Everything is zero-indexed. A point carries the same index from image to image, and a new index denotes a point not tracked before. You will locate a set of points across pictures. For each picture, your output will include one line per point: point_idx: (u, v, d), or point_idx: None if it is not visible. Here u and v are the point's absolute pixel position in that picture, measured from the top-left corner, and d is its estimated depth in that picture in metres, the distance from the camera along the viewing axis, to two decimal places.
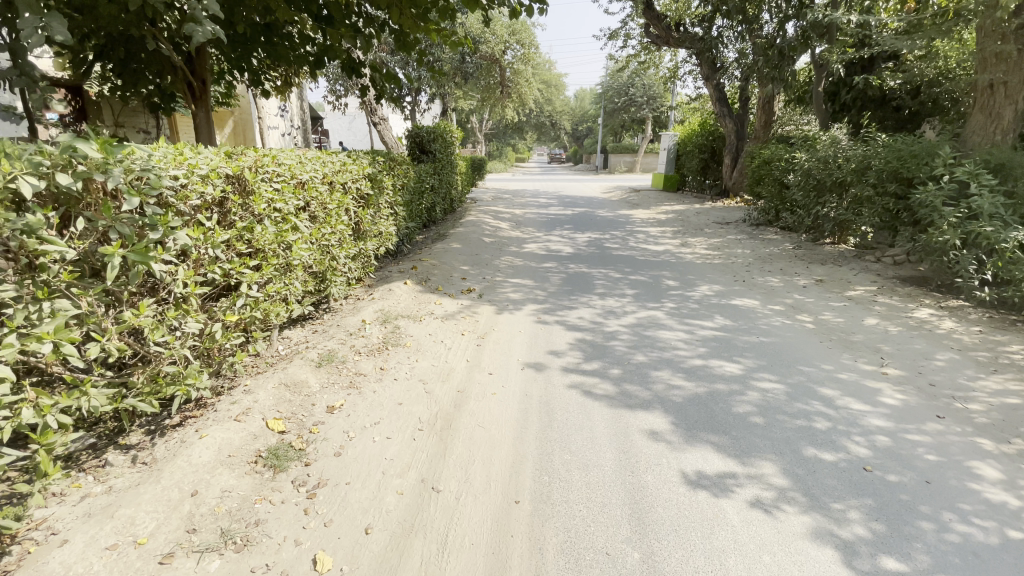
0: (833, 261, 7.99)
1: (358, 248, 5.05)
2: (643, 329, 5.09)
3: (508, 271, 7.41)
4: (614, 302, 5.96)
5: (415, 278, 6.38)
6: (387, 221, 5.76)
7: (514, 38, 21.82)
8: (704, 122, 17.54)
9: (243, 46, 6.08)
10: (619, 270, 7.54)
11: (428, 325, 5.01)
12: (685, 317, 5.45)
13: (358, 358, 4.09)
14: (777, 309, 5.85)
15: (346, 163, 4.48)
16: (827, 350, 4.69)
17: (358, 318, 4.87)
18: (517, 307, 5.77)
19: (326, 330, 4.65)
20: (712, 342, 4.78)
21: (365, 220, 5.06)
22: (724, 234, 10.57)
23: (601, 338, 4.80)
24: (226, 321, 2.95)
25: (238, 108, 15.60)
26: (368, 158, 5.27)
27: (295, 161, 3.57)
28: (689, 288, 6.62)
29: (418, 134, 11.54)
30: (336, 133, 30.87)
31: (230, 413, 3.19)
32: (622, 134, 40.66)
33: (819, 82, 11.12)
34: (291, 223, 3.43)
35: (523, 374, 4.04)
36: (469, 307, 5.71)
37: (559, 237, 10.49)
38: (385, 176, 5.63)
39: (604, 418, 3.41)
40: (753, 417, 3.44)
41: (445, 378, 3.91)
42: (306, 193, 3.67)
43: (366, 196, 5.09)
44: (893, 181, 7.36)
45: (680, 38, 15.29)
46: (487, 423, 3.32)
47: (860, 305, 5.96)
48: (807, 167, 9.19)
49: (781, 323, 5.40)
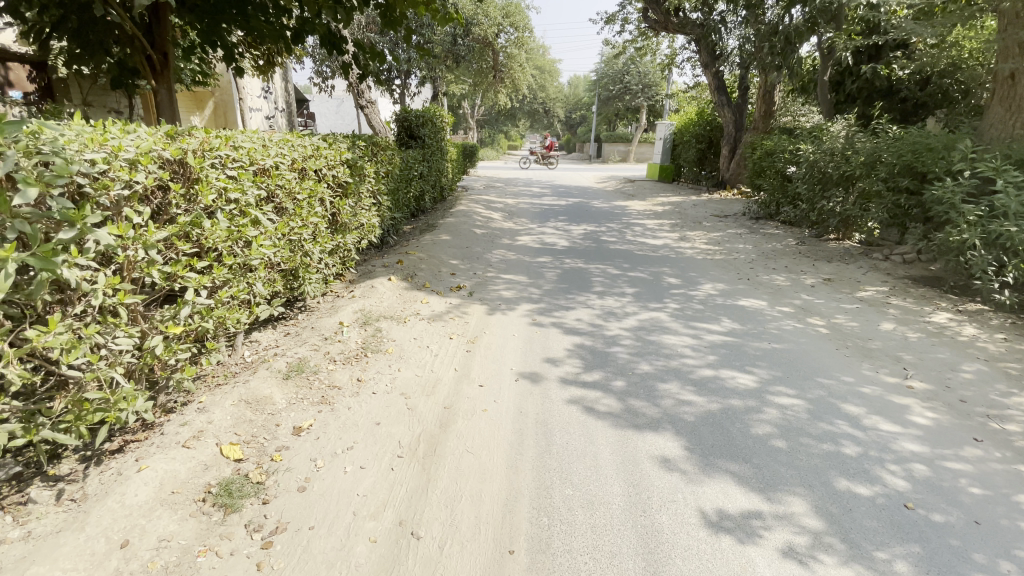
0: (840, 258, 7.67)
1: (335, 242, 4.58)
2: (646, 333, 4.71)
3: (500, 266, 6.98)
4: (614, 302, 5.56)
5: (400, 273, 5.93)
6: (369, 212, 5.28)
7: (508, 21, 21.21)
8: (701, 111, 17.10)
9: (212, 16, 5.47)
10: (617, 266, 7.14)
11: (413, 328, 4.57)
12: (690, 319, 5.07)
13: (332, 367, 3.67)
14: (787, 311, 5.50)
15: (320, 148, 3.99)
16: (844, 358, 4.34)
17: (335, 319, 4.43)
18: (510, 307, 5.36)
19: (299, 334, 4.21)
20: (721, 348, 4.41)
21: (344, 212, 4.58)
22: (724, 228, 10.20)
23: (601, 344, 4.41)
24: (168, 333, 2.50)
25: (218, 89, 14.86)
26: (347, 142, 4.77)
27: (256, 144, 3.09)
28: (691, 286, 6.24)
29: (407, 119, 11.01)
30: (322, 116, 29.98)
31: (178, 438, 2.76)
32: (616, 122, 40.08)
33: (825, 71, 10.60)
34: (249, 216, 2.96)
35: (516, 387, 3.63)
36: (457, 306, 5.27)
37: (553, 229, 10.05)
38: (366, 162, 5.13)
39: (609, 441, 3.01)
40: (774, 441, 3.08)
41: (429, 391, 3.50)
42: (270, 182, 3.19)
43: (344, 185, 4.60)
44: (905, 176, 7.02)
45: (679, 23, 14.78)
46: (476, 448, 2.92)
47: (873, 307, 5.63)
48: (813, 159, 8.81)
49: (793, 327, 5.04)
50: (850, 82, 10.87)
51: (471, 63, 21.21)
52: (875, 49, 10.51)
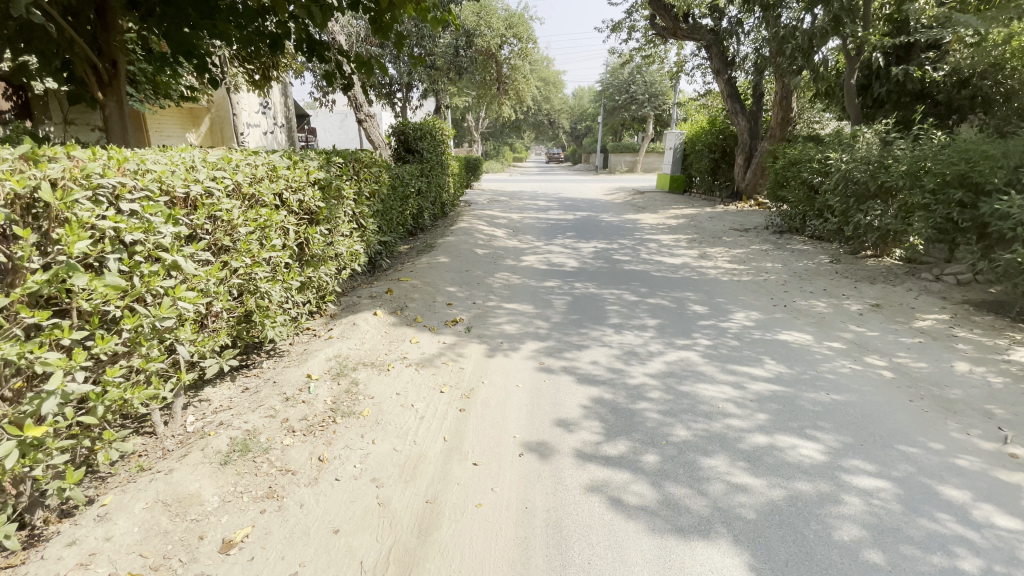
0: (883, 278, 6.86)
1: (304, 277, 3.88)
2: (677, 381, 3.92)
3: (503, 293, 6.23)
4: (633, 338, 4.78)
5: (388, 305, 5.20)
6: (349, 238, 4.55)
7: (511, 32, 20.75)
8: (713, 119, 16.31)
9: (170, 18, 4.82)
10: (633, 292, 6.36)
11: (397, 378, 3.81)
12: (727, 362, 4.28)
13: (290, 440, 2.96)
14: (837, 348, 4.70)
15: (279, 167, 3.29)
16: (923, 417, 3.54)
17: (302, 371, 3.70)
18: (513, 346, 4.59)
19: (257, 393, 3.51)
20: (772, 403, 3.63)
21: (314, 242, 3.87)
22: (747, 244, 9.40)
23: (625, 398, 3.63)
24: (25, 438, 1.80)
25: (214, 105, 14.45)
26: (319, 159, 4.05)
27: (174, 167, 2.39)
28: (721, 316, 5.45)
29: (404, 132, 10.49)
30: (326, 132, 29.59)
31: (57, 568, 2.05)
32: (622, 132, 39.57)
33: (852, 74, 9.74)
34: (161, 261, 2.25)
35: (520, 466, 2.86)
36: (452, 347, 4.50)
37: (561, 247, 9.30)
38: (344, 182, 4.40)
39: (646, 560, 2.23)
40: (868, 553, 2.31)
41: (408, 475, 2.75)
42: (196, 214, 2.49)
43: (314, 210, 3.89)
44: (958, 187, 6.19)
45: (688, 29, 14.11)
46: (463, 572, 2.17)
47: (938, 342, 4.80)
48: (846, 169, 8.02)
49: (851, 371, 4.24)
50: (878, 86, 10.01)
51: (475, 75, 20.72)
52: (904, 50, 9.78)
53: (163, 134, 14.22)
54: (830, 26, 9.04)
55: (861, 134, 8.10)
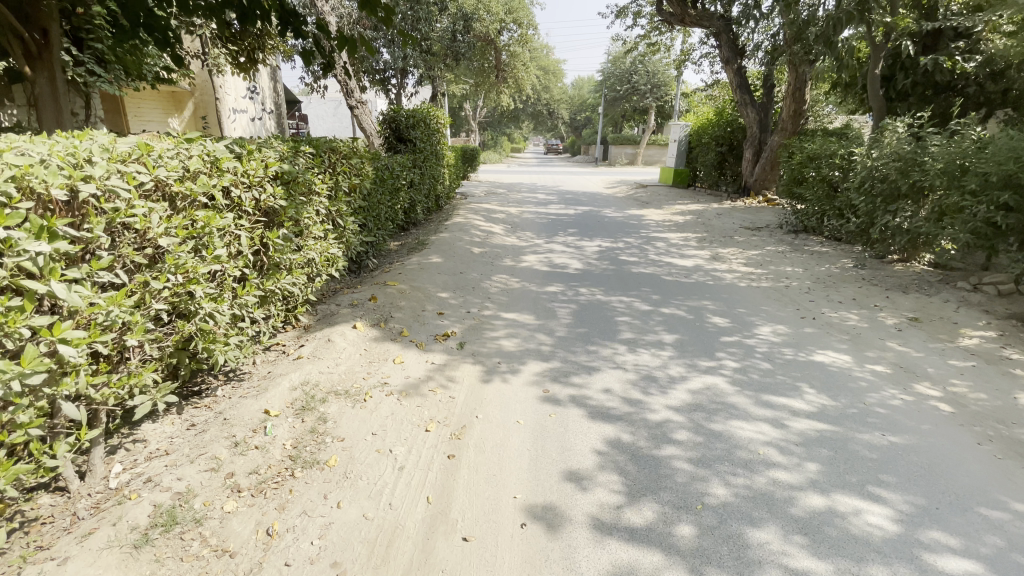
0: (915, 286, 6.30)
1: (263, 290, 3.25)
2: (706, 417, 3.33)
3: (501, 300, 5.62)
4: (649, 359, 4.17)
5: (369, 316, 4.59)
6: (321, 241, 3.90)
7: (511, 17, 19.93)
8: (721, 110, 15.61)
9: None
10: (645, 299, 5.75)
11: (374, 412, 3.20)
12: (761, 391, 3.69)
13: (233, 506, 2.37)
14: (882, 372, 4.13)
15: (224, 159, 2.64)
16: (1002, 468, 2.96)
17: (261, 403, 3.10)
18: (513, 367, 3.97)
19: (203, 433, 2.92)
20: (822, 449, 3.06)
21: (275, 249, 3.24)
22: (761, 245, 8.80)
23: (648, 440, 3.04)
24: None
25: (197, 89, 13.65)
26: (282, 149, 3.39)
27: (53, 162, 1.77)
28: (746, 331, 4.85)
29: (395, 119, 9.75)
30: (318, 119, 28.83)
31: None
32: (623, 123, 38.80)
33: (876, 63, 9.10)
34: (28, 292, 1.64)
35: (520, 542, 2.26)
36: (441, 369, 3.87)
37: (562, 246, 8.66)
38: (315, 176, 3.75)
39: None
40: None
41: (379, 557, 2.17)
42: (91, 224, 1.87)
43: (273, 210, 3.25)
44: (1002, 189, 5.59)
45: (696, 15, 13.42)
46: None
47: (994, 367, 4.24)
48: (873, 166, 7.40)
49: (903, 404, 3.66)
50: (902, 77, 9.47)
51: (472, 61, 19.88)
52: (932, 37, 9.17)
53: (143, 119, 13.43)
54: (846, 15, 8.28)
55: (890, 127, 7.47)
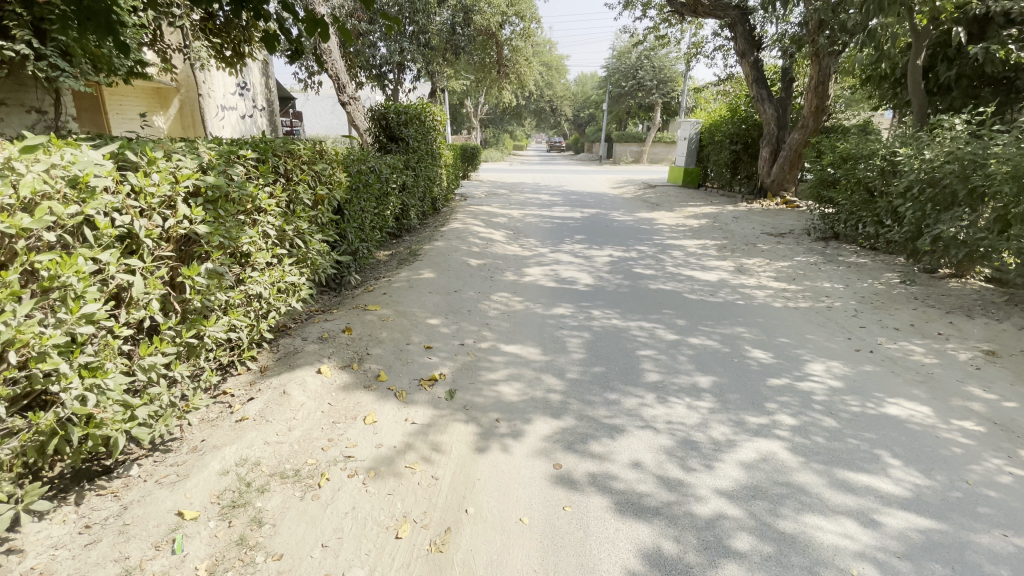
0: (978, 308, 5.45)
1: (183, 342, 2.47)
2: (770, 509, 2.51)
3: (501, 327, 4.80)
4: (685, 415, 3.34)
5: (341, 354, 3.79)
6: (269, 270, 3.10)
7: (512, 11, 18.86)
8: (735, 106, 14.73)
9: None
10: (669, 326, 4.93)
11: (330, 504, 2.41)
12: (835, 465, 2.87)
13: None
14: (975, 431, 3.31)
15: (89, 174, 1.92)
16: None
17: (176, 499, 2.32)
18: (515, 428, 3.15)
19: (96, 539, 2.14)
20: (934, 564, 2.24)
21: (195, 287, 2.47)
22: (789, 254, 7.96)
23: (697, 553, 2.23)
24: None
25: (181, 84, 12.83)
26: (206, 157, 2.63)
27: None
28: (796, 370, 4.03)
29: (386, 116, 8.83)
30: (315, 116, 28.18)
31: None
32: (627, 119, 37.97)
33: (917, 54, 8.29)
34: None
35: None
36: (424, 432, 3.05)
37: (569, 255, 7.85)
38: (257, 188, 2.97)
39: None
40: None
41: None
42: None
43: (189, 236, 2.48)
44: None
45: (710, 5, 12.60)
46: None
47: None
48: (922, 168, 6.53)
49: (1017, 481, 2.84)
50: (945, 68, 8.63)
51: (473, 56, 19.01)
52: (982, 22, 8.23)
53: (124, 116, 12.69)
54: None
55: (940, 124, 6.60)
